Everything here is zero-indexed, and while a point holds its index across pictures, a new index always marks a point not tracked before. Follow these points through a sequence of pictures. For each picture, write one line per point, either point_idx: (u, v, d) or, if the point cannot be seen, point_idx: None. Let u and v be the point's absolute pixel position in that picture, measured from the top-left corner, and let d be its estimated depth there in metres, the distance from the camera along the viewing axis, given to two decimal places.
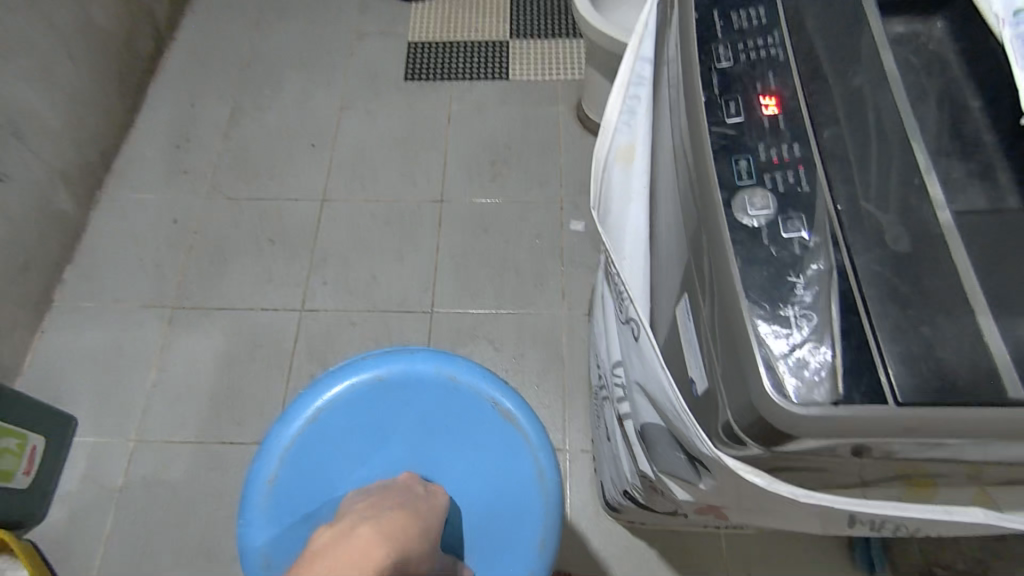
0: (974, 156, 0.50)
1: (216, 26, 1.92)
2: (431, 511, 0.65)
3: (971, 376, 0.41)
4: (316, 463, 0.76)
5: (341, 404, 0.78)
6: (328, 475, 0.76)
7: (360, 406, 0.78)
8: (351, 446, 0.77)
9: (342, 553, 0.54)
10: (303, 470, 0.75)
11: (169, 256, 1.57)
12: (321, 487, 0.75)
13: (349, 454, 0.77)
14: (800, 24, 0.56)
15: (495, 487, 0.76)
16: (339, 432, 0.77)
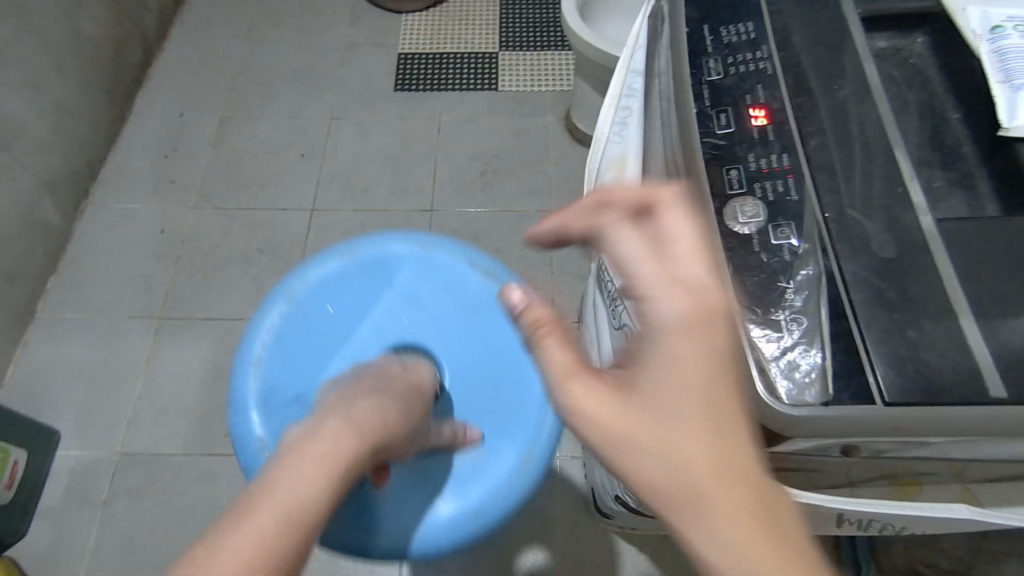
0: (954, 166, 0.52)
1: (205, 36, 1.92)
2: (409, 396, 0.67)
3: (955, 377, 0.42)
4: (305, 328, 0.82)
5: (301, 303, 0.82)
6: (314, 341, 0.82)
7: (336, 266, 0.84)
8: (332, 318, 0.83)
9: (319, 444, 0.52)
10: (296, 331, 0.81)
11: (157, 266, 1.56)
12: (314, 337, 0.82)
13: (332, 322, 0.83)
14: (786, 40, 0.58)
15: (473, 305, 0.85)
16: (317, 319, 0.82)
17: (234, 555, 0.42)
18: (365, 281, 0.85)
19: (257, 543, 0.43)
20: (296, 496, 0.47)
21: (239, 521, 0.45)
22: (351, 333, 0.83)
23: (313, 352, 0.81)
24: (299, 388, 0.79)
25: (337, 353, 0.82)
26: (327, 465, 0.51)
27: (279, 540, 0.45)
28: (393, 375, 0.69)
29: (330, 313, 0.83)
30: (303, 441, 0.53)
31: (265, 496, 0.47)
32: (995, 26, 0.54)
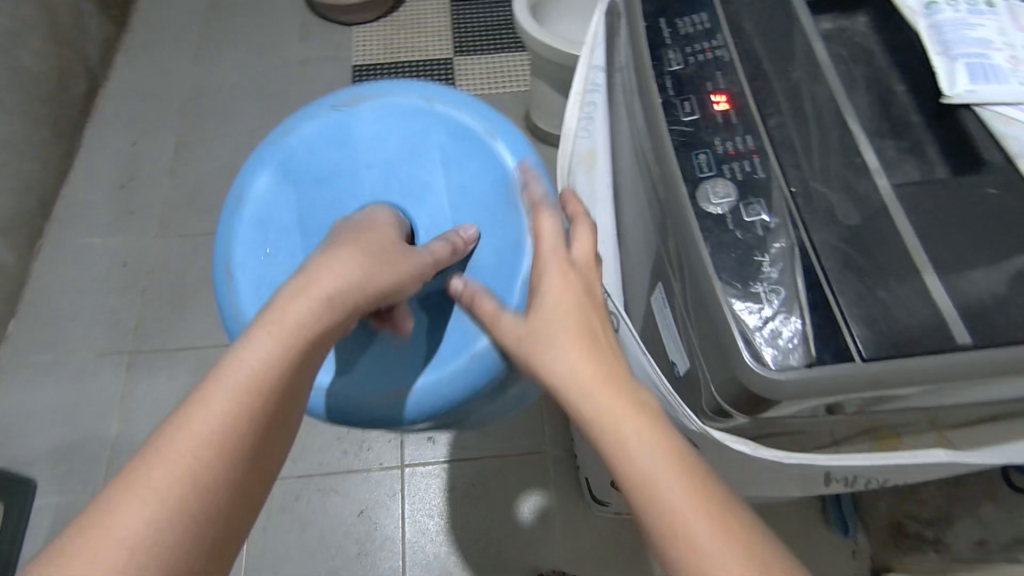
0: (904, 134, 0.56)
1: (152, 61, 1.88)
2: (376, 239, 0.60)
3: (924, 330, 0.45)
4: (277, 196, 0.73)
5: (293, 162, 0.73)
6: (285, 201, 0.73)
7: (309, 128, 0.74)
8: (305, 157, 0.73)
9: (273, 321, 0.50)
10: (264, 215, 0.73)
11: (123, 300, 1.52)
12: (289, 166, 0.73)
13: (305, 159, 0.73)
14: (739, 27, 0.61)
15: (446, 154, 0.73)
16: (297, 151, 0.73)
17: (200, 432, 0.45)
18: (342, 117, 0.74)
19: (215, 418, 0.45)
20: (252, 374, 0.47)
21: (197, 399, 0.46)
22: (321, 175, 0.73)
23: (283, 211, 0.73)
24: (264, 262, 0.71)
25: (312, 184, 0.73)
26: (291, 334, 0.49)
27: (241, 421, 0.46)
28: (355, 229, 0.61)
29: (317, 144, 0.74)
30: (271, 313, 0.50)
31: (229, 363, 0.47)
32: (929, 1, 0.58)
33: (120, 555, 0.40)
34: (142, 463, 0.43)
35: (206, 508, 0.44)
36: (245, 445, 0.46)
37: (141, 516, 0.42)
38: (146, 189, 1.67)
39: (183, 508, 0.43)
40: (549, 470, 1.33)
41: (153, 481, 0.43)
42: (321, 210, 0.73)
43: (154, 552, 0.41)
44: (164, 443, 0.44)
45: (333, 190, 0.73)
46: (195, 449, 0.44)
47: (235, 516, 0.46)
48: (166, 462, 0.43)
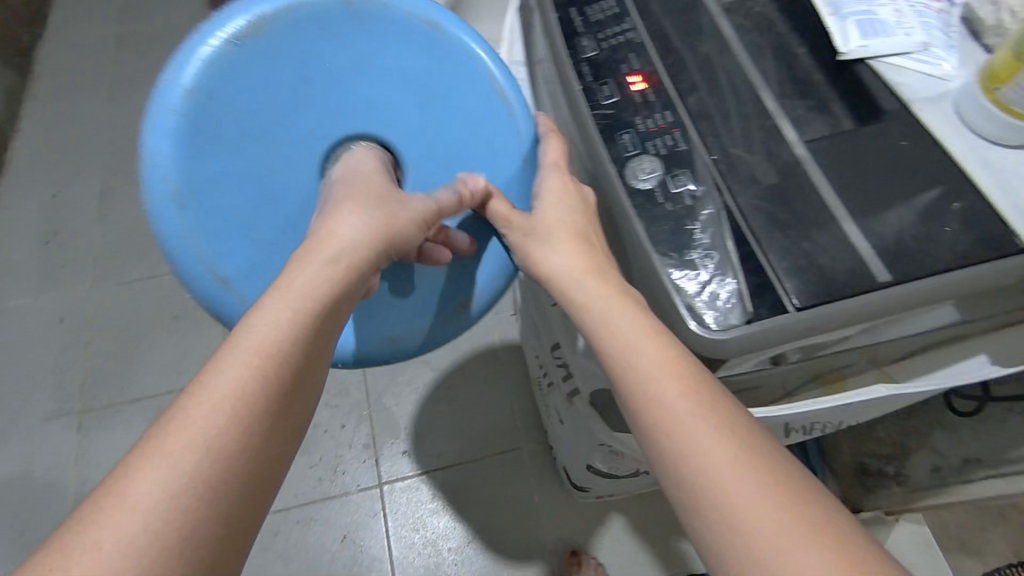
0: (810, 95, 0.58)
1: (62, 107, 1.80)
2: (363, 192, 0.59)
3: (850, 274, 0.48)
4: (210, 164, 0.60)
5: (203, 123, 0.59)
6: (225, 164, 0.61)
7: (206, 76, 0.59)
8: (225, 112, 0.60)
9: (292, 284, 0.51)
10: (204, 185, 0.60)
11: (65, 359, 1.46)
12: (206, 138, 0.60)
13: (226, 117, 0.60)
14: (646, 9, 0.63)
15: (405, 74, 0.63)
16: (212, 105, 0.60)
17: (220, 396, 0.44)
18: (246, 56, 0.60)
19: (232, 383, 0.45)
20: (269, 340, 0.47)
21: (217, 367, 0.46)
22: (256, 129, 0.61)
23: (231, 176, 0.61)
24: (233, 232, 0.61)
25: (247, 139, 0.61)
26: (308, 292, 0.51)
27: (258, 386, 0.46)
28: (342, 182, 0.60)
29: (229, 89, 0.60)
30: (280, 283, 0.51)
31: (248, 330, 0.48)
32: None
33: (140, 519, 0.39)
34: (160, 435, 0.42)
35: (225, 475, 0.42)
36: (269, 412, 0.46)
37: (163, 484, 0.40)
38: (74, 239, 1.60)
39: (205, 478, 0.41)
40: (528, 464, 1.35)
41: (176, 446, 0.42)
42: (277, 162, 0.62)
43: (177, 520, 0.39)
44: (183, 412, 0.43)
45: (277, 132, 0.62)
46: (213, 413, 0.43)
47: (258, 489, 0.44)
48: (186, 430, 0.42)
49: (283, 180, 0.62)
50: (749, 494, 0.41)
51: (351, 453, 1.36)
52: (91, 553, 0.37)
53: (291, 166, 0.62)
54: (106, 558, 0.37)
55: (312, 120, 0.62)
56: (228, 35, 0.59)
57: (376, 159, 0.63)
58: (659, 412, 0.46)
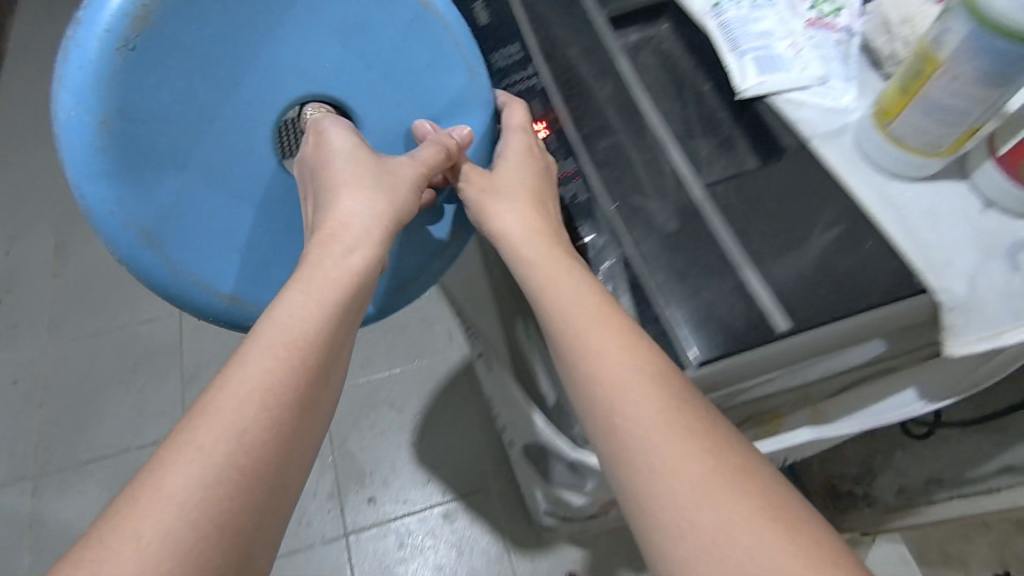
0: (715, 131, 0.60)
1: (12, 160, 1.77)
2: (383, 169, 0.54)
3: (747, 325, 0.47)
4: (173, 186, 0.51)
5: (132, 150, 0.48)
6: (181, 184, 0.51)
7: (112, 98, 0.46)
8: (153, 130, 0.49)
9: (324, 279, 0.50)
10: (168, 216, 0.51)
11: (17, 421, 1.40)
12: (151, 161, 0.49)
13: (159, 127, 0.49)
14: (549, 44, 0.60)
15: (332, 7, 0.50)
16: (135, 127, 0.48)
17: (261, 387, 0.45)
18: (151, 55, 0.46)
19: (264, 377, 0.45)
20: (295, 332, 0.48)
21: (244, 356, 0.46)
22: (196, 136, 0.50)
23: (195, 186, 0.52)
24: (218, 246, 0.54)
25: (193, 144, 0.50)
26: (321, 287, 0.50)
27: (284, 379, 0.46)
28: (322, 151, 0.52)
29: (140, 95, 0.47)
30: (299, 271, 0.51)
31: (274, 327, 0.48)
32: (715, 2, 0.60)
33: (185, 517, 0.40)
34: (191, 429, 0.43)
35: (259, 486, 0.42)
36: (298, 404, 0.46)
37: (201, 476, 0.41)
38: (27, 290, 1.56)
39: (243, 473, 0.42)
40: (498, 505, 1.31)
41: (217, 437, 0.42)
42: (228, 157, 0.52)
43: (206, 511, 0.40)
44: (219, 405, 0.44)
45: (226, 120, 0.50)
46: (243, 416, 0.43)
47: (288, 492, 0.45)
48: (220, 438, 0.42)
49: (258, 178, 0.54)
50: (749, 526, 0.39)
51: (313, 502, 1.31)
52: (200, 516, 0.40)
53: (253, 154, 0.52)
54: (150, 552, 0.38)
55: (250, 101, 0.50)
56: (120, 36, 0.45)
57: (347, 122, 0.54)
58: (604, 384, 0.46)
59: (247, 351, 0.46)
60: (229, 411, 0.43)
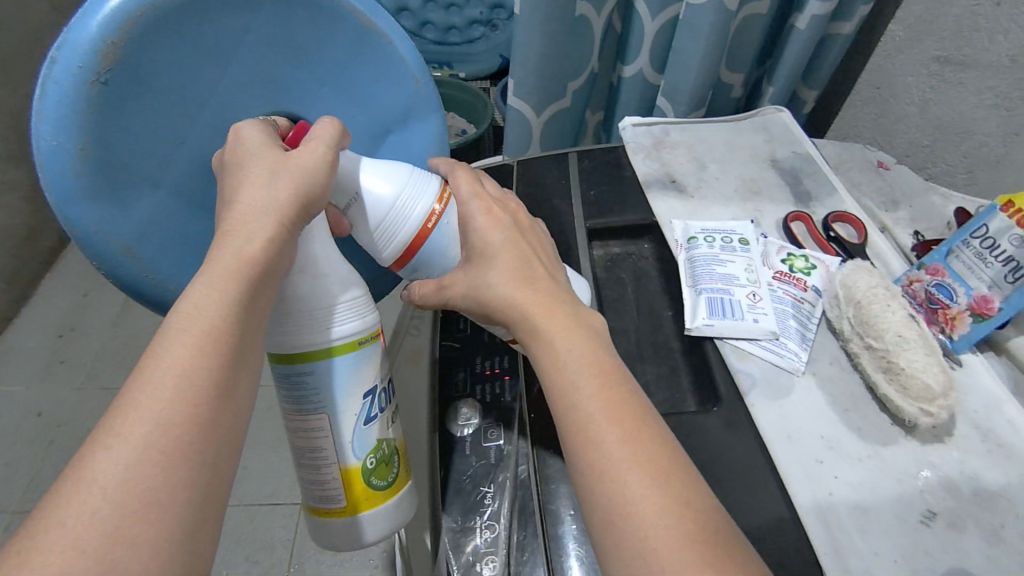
0: None
1: None
2: (254, 127, 0.39)
3: None
4: (144, 209, 0.41)
5: (101, 114, 0.37)
6: (155, 205, 0.41)
7: (88, 119, 0.37)
8: (123, 130, 0.38)
9: (254, 189, 0.36)
10: (122, 176, 0.39)
11: None
12: (122, 176, 0.39)
13: (128, 118, 0.38)
14: (807, 193, 0.59)
15: (278, 56, 0.43)
16: (114, 153, 0.38)
17: (245, 199, 0.36)
18: (139, 49, 0.37)
19: (209, 314, 0.32)
20: (207, 312, 0.32)
21: (247, 168, 0.37)
22: (190, 80, 0.40)
23: (174, 203, 0.42)
24: (164, 222, 0.42)
25: (169, 147, 0.41)
26: (618, 405, 0.34)
27: (197, 377, 0.30)
28: (256, 124, 0.40)
29: (146, 63, 0.37)
30: (247, 165, 0.38)
31: (230, 190, 0.37)
32: (918, 231, 0.56)
33: (162, 393, 0.30)
34: (221, 235, 0.35)
35: (237, 315, 0.33)
36: (277, 210, 0.36)
37: (266, 238, 0.35)
38: None
39: (232, 266, 0.34)
40: None
41: (231, 231, 0.35)
42: (364, 99, 0.47)
43: (562, 355, 0.35)
44: (235, 211, 0.36)
45: (187, 129, 0.41)
46: (231, 273, 0.34)
47: (242, 377, 0.32)
48: (209, 274, 0.33)
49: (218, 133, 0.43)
50: None
51: (346, 563, 0.96)
52: (176, 388, 0.30)
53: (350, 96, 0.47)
54: (144, 435, 0.28)
55: (323, 25, 0.43)
56: (89, 70, 0.35)
57: (415, 236, 0.42)
58: None
59: (180, 301, 0.32)
60: (147, 391, 0.29)
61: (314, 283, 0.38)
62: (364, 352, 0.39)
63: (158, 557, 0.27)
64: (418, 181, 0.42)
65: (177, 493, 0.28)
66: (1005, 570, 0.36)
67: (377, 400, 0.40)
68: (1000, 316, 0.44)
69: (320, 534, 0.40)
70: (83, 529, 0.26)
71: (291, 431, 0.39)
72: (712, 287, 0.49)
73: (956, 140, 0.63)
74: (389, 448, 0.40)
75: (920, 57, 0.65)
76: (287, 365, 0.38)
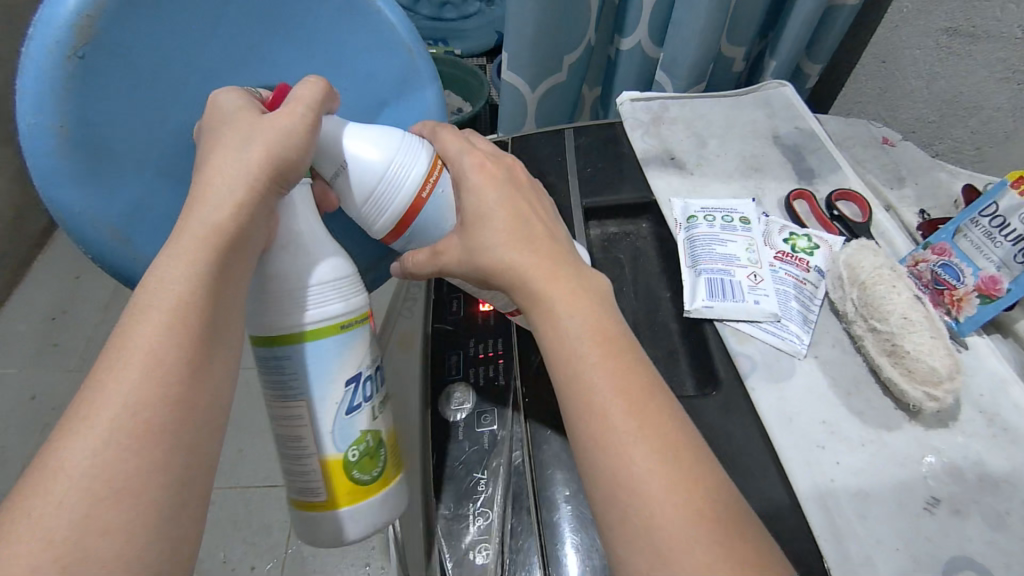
0: None
1: None
2: (230, 95, 0.37)
3: None
4: (132, 190, 0.39)
5: (82, 91, 0.35)
6: (143, 187, 0.39)
7: (68, 99, 0.34)
8: (107, 107, 0.36)
9: (227, 159, 0.34)
10: (106, 158, 0.37)
11: None
12: (108, 159, 0.37)
13: (111, 95, 0.36)
14: (810, 170, 0.57)
15: (262, 24, 0.41)
16: (98, 133, 0.36)
17: (219, 170, 0.34)
18: (119, 20, 0.35)
19: (179, 287, 0.30)
20: (177, 285, 0.31)
21: (220, 137, 0.35)
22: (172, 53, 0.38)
23: (161, 186, 0.40)
24: (152, 207, 0.40)
25: (156, 124, 0.39)
26: (625, 373, 0.32)
27: (170, 354, 0.29)
28: (232, 92, 0.37)
29: (127, 35, 0.35)
30: (219, 133, 0.36)
31: (204, 160, 0.35)
32: (924, 209, 0.55)
33: (130, 372, 0.28)
34: (190, 204, 0.33)
35: (209, 288, 0.31)
36: (251, 177, 0.34)
37: (237, 207, 0.33)
38: None
39: (204, 236, 0.32)
40: None
41: (201, 201, 0.33)
42: (355, 69, 0.46)
43: (564, 324, 0.34)
44: (206, 182, 0.34)
45: (174, 106, 0.39)
46: (201, 244, 0.32)
47: (217, 355, 0.31)
48: (178, 246, 0.32)
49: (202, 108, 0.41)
50: None
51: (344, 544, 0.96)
52: (146, 367, 0.28)
53: (342, 69, 0.45)
54: (114, 418, 0.27)
55: None
56: (66, 45, 0.33)
57: (408, 206, 0.40)
58: None
59: (149, 276, 0.31)
60: (116, 371, 0.28)
61: (297, 262, 0.36)
62: (348, 337, 0.37)
63: (132, 542, 0.26)
64: (409, 147, 0.40)
65: (150, 478, 0.27)
66: (1007, 557, 0.35)
67: (362, 388, 0.38)
68: (1008, 297, 0.43)
69: (303, 527, 0.39)
70: (52, 518, 0.25)
71: (273, 417, 0.37)
72: (712, 268, 0.48)
73: (964, 115, 0.61)
74: (374, 438, 0.38)
75: (928, 28, 0.63)
76: (267, 347, 0.36)
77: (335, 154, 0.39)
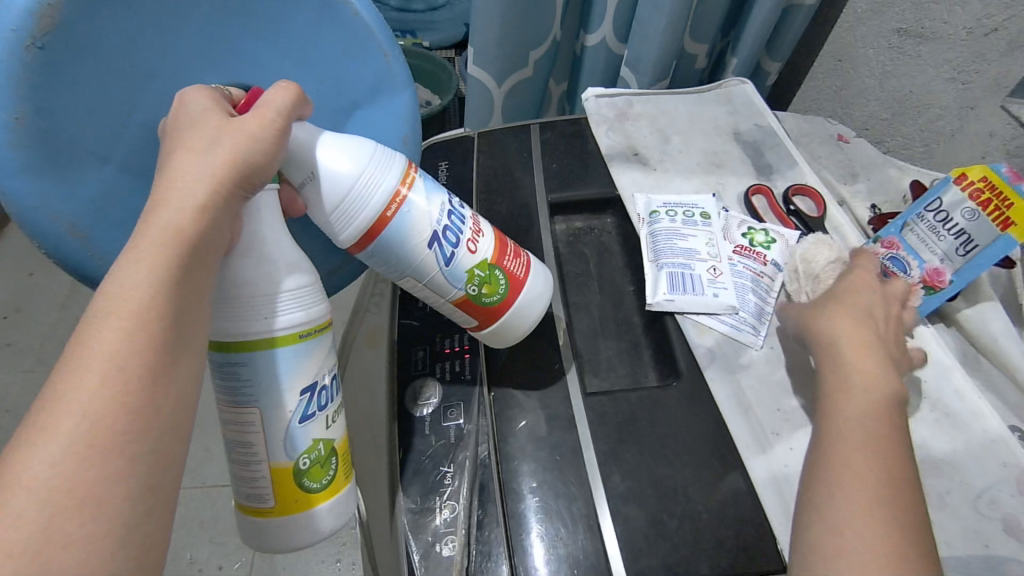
0: None
1: None
2: (198, 95, 0.36)
3: None
4: (94, 185, 0.38)
5: (41, 81, 0.34)
6: (106, 182, 0.38)
7: (27, 89, 0.33)
8: (66, 98, 0.35)
9: (193, 161, 0.34)
10: (65, 151, 0.36)
11: None
12: (67, 151, 0.36)
13: (71, 86, 0.35)
14: (768, 166, 0.59)
15: (234, 21, 0.40)
16: (58, 123, 0.35)
17: (184, 173, 0.34)
18: (82, 10, 0.34)
19: (140, 292, 0.30)
20: (139, 290, 0.30)
21: (187, 140, 0.35)
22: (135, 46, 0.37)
23: (124, 182, 0.39)
24: (113, 202, 0.39)
25: (122, 117, 0.38)
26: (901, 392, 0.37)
27: (132, 360, 0.29)
28: (199, 92, 0.37)
29: (90, 25, 0.35)
30: (186, 135, 0.35)
31: (168, 162, 0.34)
32: (875, 204, 0.57)
33: (89, 381, 0.28)
34: (153, 207, 0.33)
35: (173, 292, 0.31)
36: (215, 181, 0.34)
37: (200, 211, 0.33)
38: None
39: (165, 240, 0.32)
40: None
41: (164, 204, 0.33)
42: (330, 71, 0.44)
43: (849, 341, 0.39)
44: (169, 185, 0.33)
45: (139, 98, 0.38)
46: (163, 247, 0.31)
47: (181, 359, 0.30)
48: (138, 251, 0.31)
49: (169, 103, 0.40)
50: None
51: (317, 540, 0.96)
52: (108, 374, 0.28)
53: (314, 70, 0.44)
54: (73, 427, 0.27)
55: None
56: (25, 34, 0.32)
57: (380, 219, 0.38)
58: None
59: (110, 281, 0.30)
60: (77, 380, 0.28)
61: (258, 267, 0.35)
62: (305, 346, 0.37)
63: (93, 550, 0.25)
64: (381, 158, 0.39)
65: (113, 485, 0.27)
66: (946, 531, 0.38)
67: (317, 397, 0.38)
68: (950, 289, 0.46)
69: (249, 531, 0.39)
70: (11, 529, 0.25)
71: (224, 421, 0.37)
72: (673, 262, 0.49)
73: (914, 113, 0.64)
74: (326, 448, 0.38)
75: (881, 28, 0.65)
76: (222, 353, 0.36)
77: (305, 164, 0.38)
